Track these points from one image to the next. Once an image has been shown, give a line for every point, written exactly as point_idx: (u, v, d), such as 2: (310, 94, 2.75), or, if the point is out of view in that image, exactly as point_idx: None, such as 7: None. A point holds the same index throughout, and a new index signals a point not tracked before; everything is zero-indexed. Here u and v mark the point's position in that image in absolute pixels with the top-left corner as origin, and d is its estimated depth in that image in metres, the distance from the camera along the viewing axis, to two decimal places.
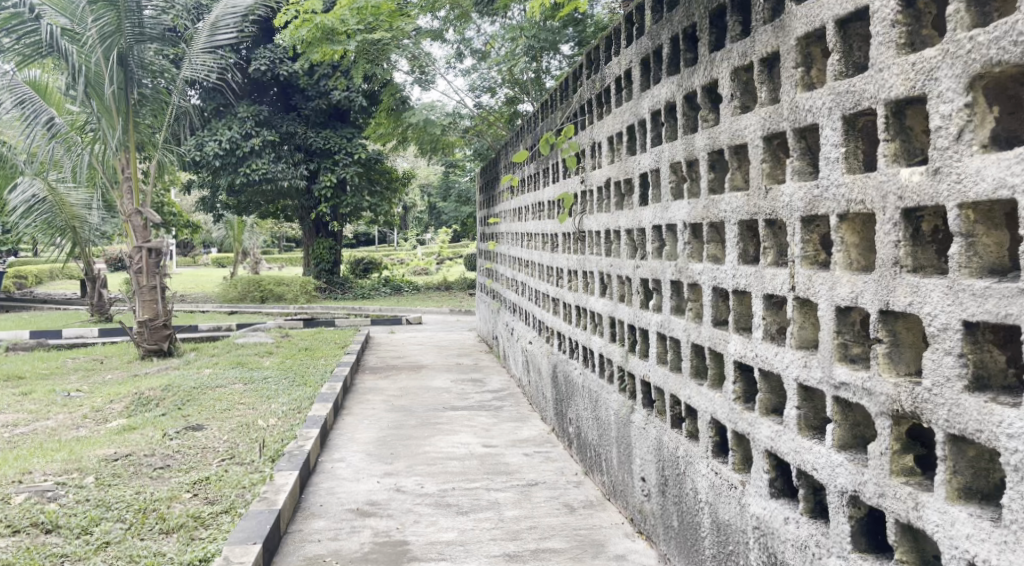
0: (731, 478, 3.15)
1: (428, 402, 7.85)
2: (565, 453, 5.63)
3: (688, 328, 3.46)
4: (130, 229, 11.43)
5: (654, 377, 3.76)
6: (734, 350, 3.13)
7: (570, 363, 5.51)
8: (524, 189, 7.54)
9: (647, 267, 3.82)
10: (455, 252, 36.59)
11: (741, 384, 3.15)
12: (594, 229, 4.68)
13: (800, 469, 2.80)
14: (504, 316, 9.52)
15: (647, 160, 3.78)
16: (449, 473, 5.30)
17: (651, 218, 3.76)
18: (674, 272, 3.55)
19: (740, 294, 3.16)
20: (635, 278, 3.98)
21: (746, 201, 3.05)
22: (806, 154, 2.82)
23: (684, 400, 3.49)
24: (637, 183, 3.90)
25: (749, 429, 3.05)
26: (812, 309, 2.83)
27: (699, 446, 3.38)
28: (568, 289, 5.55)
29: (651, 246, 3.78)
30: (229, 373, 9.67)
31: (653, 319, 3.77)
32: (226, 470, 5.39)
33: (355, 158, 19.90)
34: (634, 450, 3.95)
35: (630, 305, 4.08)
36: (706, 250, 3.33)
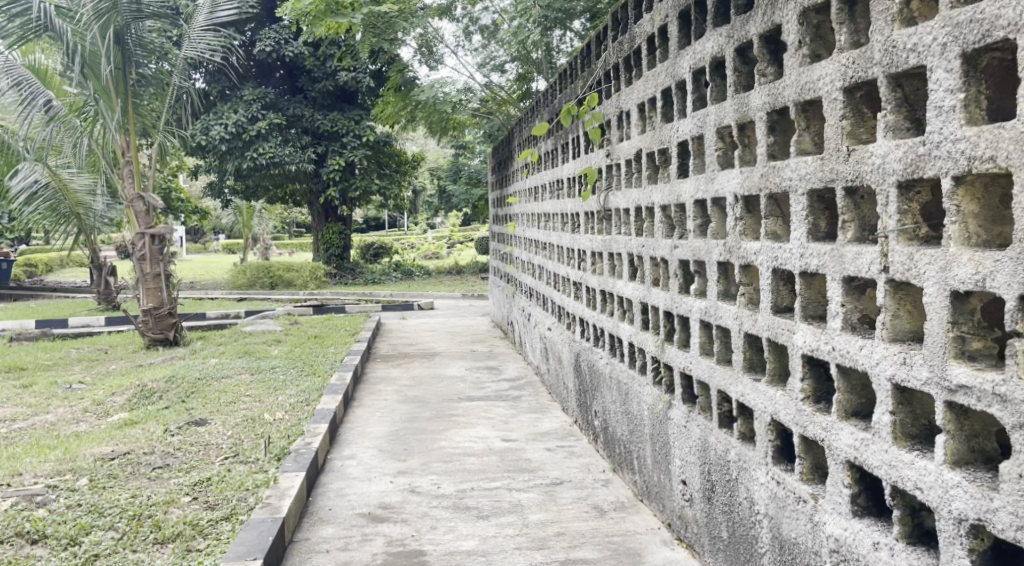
0: (799, 490, 2.82)
1: (443, 392, 7.50)
2: (590, 448, 5.28)
3: (742, 316, 3.12)
4: (132, 215, 11.09)
5: (698, 371, 3.40)
6: (803, 342, 2.80)
7: (594, 351, 5.14)
8: (541, 166, 7.16)
9: (687, 247, 3.46)
10: (467, 236, 36.17)
11: (810, 382, 2.82)
12: (622, 206, 4.30)
13: (896, 487, 2.46)
14: (519, 301, 9.15)
15: (687, 125, 3.42)
16: (468, 471, 4.94)
17: (692, 192, 3.40)
18: (723, 253, 3.20)
19: (809, 277, 2.83)
20: (672, 260, 3.61)
21: (820, 166, 2.71)
22: (902, 105, 2.49)
23: (736, 398, 3.15)
24: (675, 153, 3.53)
25: (824, 435, 2.72)
26: (908, 296, 2.50)
27: (755, 451, 3.05)
28: (591, 271, 5.17)
29: (693, 223, 3.42)
30: (237, 363, 9.32)
31: (695, 305, 3.41)
32: (229, 470, 5.04)
33: (363, 140, 19.52)
34: (672, 449, 3.60)
35: (666, 290, 3.72)
36: (764, 226, 3.00)
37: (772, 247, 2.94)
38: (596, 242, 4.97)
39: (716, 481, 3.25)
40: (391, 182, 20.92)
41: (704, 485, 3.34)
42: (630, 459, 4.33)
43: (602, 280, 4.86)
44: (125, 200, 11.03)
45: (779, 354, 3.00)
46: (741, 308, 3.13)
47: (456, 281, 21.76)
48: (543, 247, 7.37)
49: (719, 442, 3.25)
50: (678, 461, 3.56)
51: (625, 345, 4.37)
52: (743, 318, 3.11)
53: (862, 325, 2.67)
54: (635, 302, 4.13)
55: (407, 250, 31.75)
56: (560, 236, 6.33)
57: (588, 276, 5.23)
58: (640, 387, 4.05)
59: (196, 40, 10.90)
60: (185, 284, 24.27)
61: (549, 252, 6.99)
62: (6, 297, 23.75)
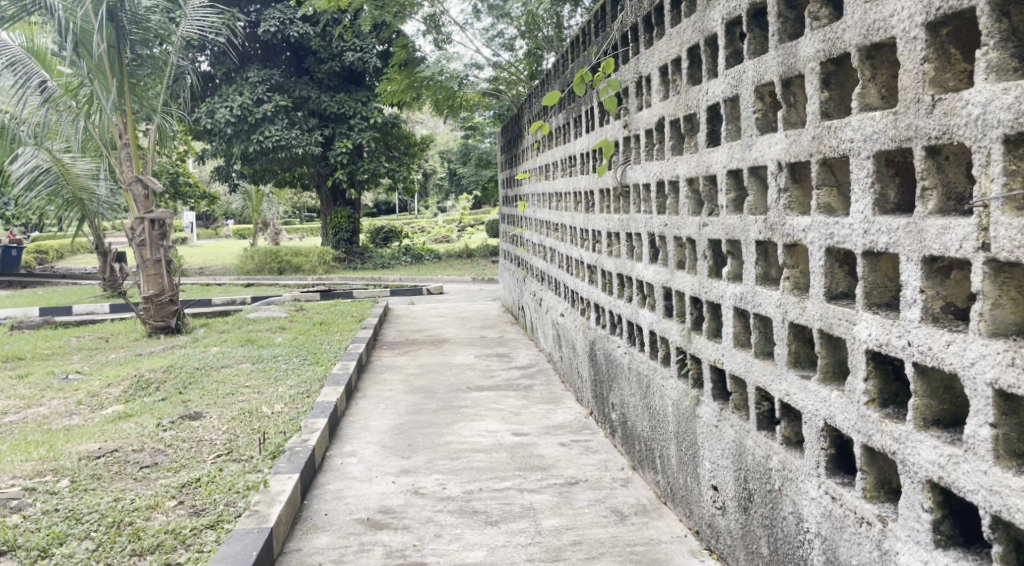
0: (861, 510, 2.48)
1: (451, 381, 7.15)
2: (606, 442, 4.92)
3: (787, 302, 2.77)
4: (131, 199, 10.77)
5: (732, 365, 3.06)
6: (867, 336, 2.45)
7: (611, 338, 4.79)
8: (552, 142, 6.78)
9: (719, 225, 3.10)
10: (479, 220, 35.79)
11: (875, 382, 2.47)
12: (641, 181, 3.94)
13: (998, 518, 2.09)
14: (530, 286, 8.79)
15: (720, 85, 3.06)
16: (476, 469, 4.59)
17: (724, 162, 3.05)
18: (764, 231, 2.86)
19: (873, 256, 2.48)
20: (700, 240, 3.25)
21: (892, 123, 2.35)
22: (1006, 42, 2.11)
23: (781, 398, 2.81)
24: (705, 118, 3.17)
25: (897, 448, 2.35)
26: (1009, 281, 2.12)
27: (803, 461, 2.71)
28: (607, 253, 4.81)
29: (725, 197, 3.06)
30: (238, 352, 8.98)
31: (728, 291, 3.06)
32: (220, 469, 4.70)
33: (371, 122, 19.15)
34: (701, 451, 3.26)
35: (692, 273, 3.36)
36: (816, 198, 2.65)
37: (827, 222, 2.59)
38: (612, 222, 4.61)
39: (755, 491, 2.92)
40: (399, 165, 20.55)
41: (740, 492, 3.00)
42: (651, 457, 3.99)
43: (619, 263, 4.50)
44: (124, 184, 10.71)
45: (832, 348, 2.65)
46: (785, 294, 2.79)
47: (467, 264, 21.39)
48: (555, 228, 7.01)
49: (760, 446, 2.91)
50: (708, 464, 3.22)
51: (645, 333, 4.02)
52: (788, 305, 2.77)
53: (944, 314, 2.30)
54: (657, 286, 3.78)
55: (417, 234, 31.38)
56: (572, 215, 5.96)
57: (604, 259, 4.86)
58: (662, 380, 3.70)
59: (194, 18, 10.64)
60: (194, 270, 23.99)
61: (561, 233, 6.63)
62: (14, 284, 23.50)
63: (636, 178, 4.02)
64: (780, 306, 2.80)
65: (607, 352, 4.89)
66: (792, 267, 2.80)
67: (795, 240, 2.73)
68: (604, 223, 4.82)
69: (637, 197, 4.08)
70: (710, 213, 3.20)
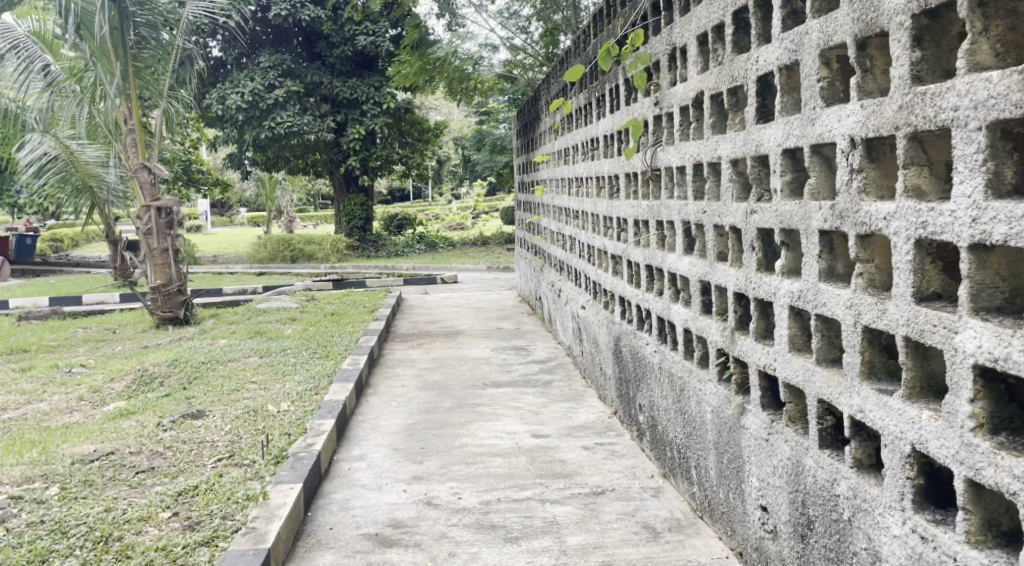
0: (963, 556, 2.14)
1: (466, 377, 6.82)
2: (634, 446, 4.59)
3: (860, 302, 2.45)
4: (136, 186, 10.47)
5: (791, 375, 2.74)
6: (975, 348, 2.11)
7: (638, 334, 4.45)
8: (572, 124, 6.43)
9: (774, 212, 2.79)
10: (493, 207, 35.42)
11: (984, 404, 2.11)
12: (674, 164, 3.60)
13: None
14: (548, 276, 8.44)
15: (774, 51, 2.75)
16: (493, 476, 4.27)
17: (780, 140, 2.75)
18: (834, 218, 2.54)
19: (981, 251, 2.13)
20: (746, 230, 2.94)
21: (1016, 85, 2.01)
22: None
23: (856, 416, 2.48)
24: (755, 90, 2.86)
25: (1016, 488, 2.01)
26: None
27: (884, 491, 2.38)
28: (633, 242, 4.46)
29: (781, 179, 2.75)
30: (246, 344, 8.67)
31: (783, 287, 2.76)
32: (220, 476, 4.40)
33: (384, 108, 18.78)
34: (749, 468, 2.94)
35: (736, 267, 3.04)
36: (904, 181, 2.32)
37: (919, 210, 2.26)
38: (640, 209, 4.26)
39: (816, 518, 2.60)
40: (413, 151, 20.17)
41: (796, 517, 2.69)
42: (684, 466, 3.67)
43: (648, 253, 4.16)
44: (129, 170, 10.39)
45: (920, 359, 2.31)
46: (858, 293, 2.47)
47: (482, 252, 21.06)
48: (575, 215, 6.67)
49: (823, 467, 2.59)
50: (757, 481, 2.90)
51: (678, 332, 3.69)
52: (863, 306, 2.44)
53: None
54: (693, 280, 3.45)
55: (431, 221, 31.03)
56: (595, 201, 5.60)
57: (630, 249, 4.52)
58: (699, 383, 3.38)
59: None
60: (206, 258, 23.73)
61: (582, 220, 6.28)
62: (25, 273, 23.28)
63: (668, 161, 3.69)
64: (853, 307, 2.48)
65: (633, 348, 4.56)
66: (867, 263, 2.49)
67: (875, 231, 2.40)
68: (631, 208, 4.47)
69: (670, 180, 3.73)
70: (760, 199, 2.89)
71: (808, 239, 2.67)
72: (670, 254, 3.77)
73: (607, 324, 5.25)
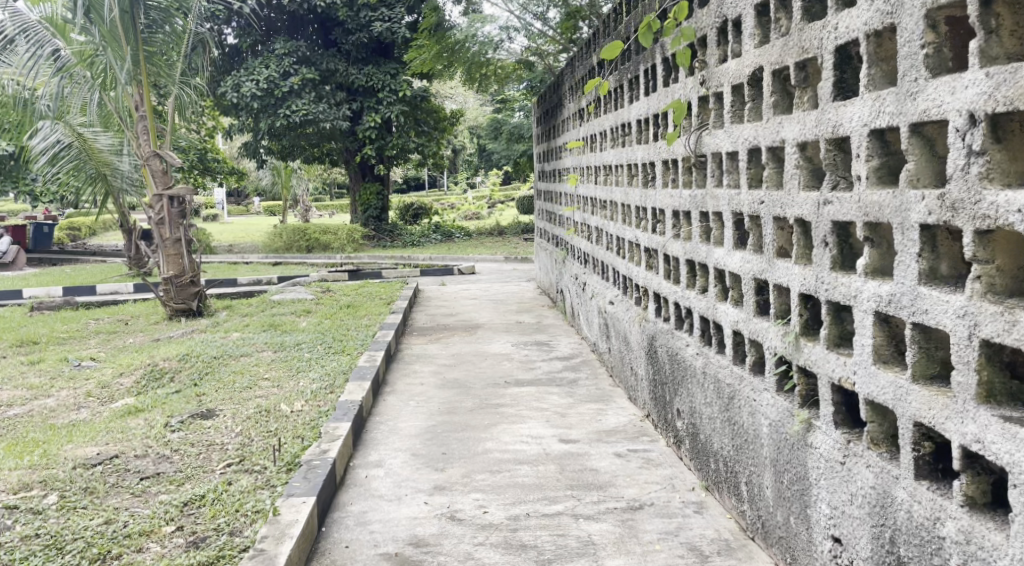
0: None
1: (487, 375, 6.51)
2: (671, 454, 4.29)
3: (975, 308, 2.15)
4: (148, 175, 10.18)
5: (881, 394, 2.45)
6: None
7: (675, 333, 4.15)
8: (599, 110, 6.11)
9: (858, 202, 2.51)
10: (508, 196, 35.11)
11: None
12: (724, 149, 3.28)
13: None
14: (571, 269, 8.13)
15: (861, 16, 2.47)
16: (520, 486, 3.96)
17: (864, 122, 2.48)
18: (945, 210, 2.23)
19: None
20: (817, 226, 2.69)
21: None
22: None
23: (970, 445, 2.15)
24: (832, 62, 2.60)
25: None
26: None
27: (1006, 537, 2.05)
28: (670, 235, 4.15)
29: (867, 164, 2.49)
30: (260, 338, 8.37)
31: (867, 289, 2.49)
32: (230, 484, 4.09)
33: (400, 95, 18.42)
34: (824, 495, 2.64)
35: (804, 267, 2.77)
36: None
37: None
38: (680, 199, 3.94)
39: (908, 558, 2.31)
40: (429, 139, 19.84)
41: (881, 555, 2.40)
42: (730, 481, 3.38)
43: (688, 247, 3.86)
44: (141, 158, 10.11)
45: None
46: (974, 300, 2.16)
47: (499, 242, 20.73)
48: (601, 206, 6.36)
49: (920, 502, 2.29)
50: (832, 511, 2.61)
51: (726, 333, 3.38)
52: (982, 315, 2.13)
53: None
54: (745, 278, 3.15)
55: (447, 211, 30.71)
56: (625, 190, 5.28)
57: (668, 242, 4.20)
58: (752, 393, 3.08)
59: None
60: (221, 248, 23.46)
61: (610, 211, 5.96)
62: (40, 262, 23.07)
63: (715, 146, 3.39)
64: (966, 315, 2.17)
65: (669, 348, 4.25)
66: (986, 264, 2.17)
67: (999, 226, 2.09)
68: (668, 198, 4.15)
69: (716, 167, 3.42)
70: (834, 187, 2.63)
71: (904, 236, 2.37)
72: (715, 249, 3.46)
73: (639, 321, 4.93)
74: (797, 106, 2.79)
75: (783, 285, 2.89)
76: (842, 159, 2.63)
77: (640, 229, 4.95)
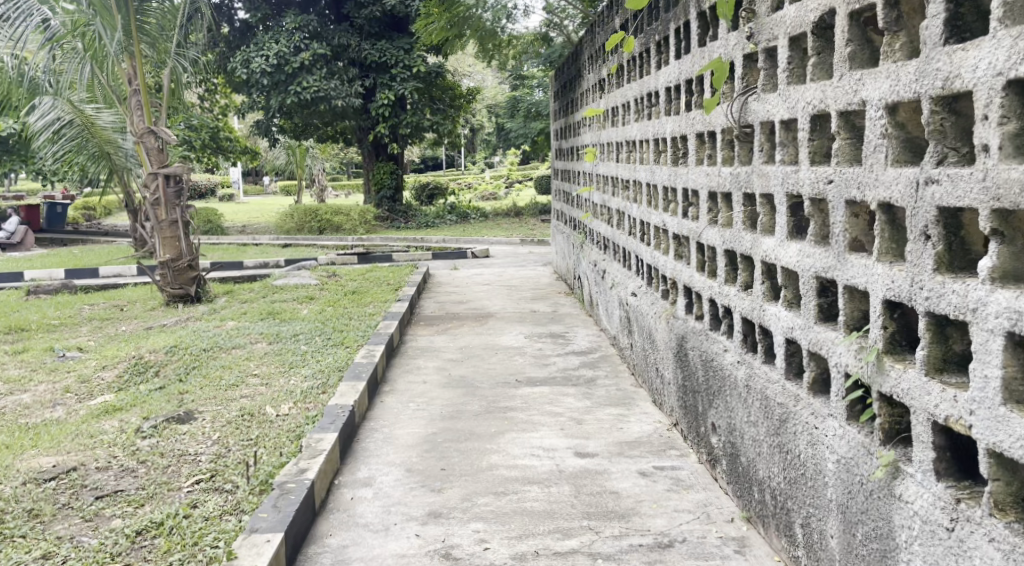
0: None
1: (497, 372, 5.94)
2: (703, 474, 3.73)
3: None
4: (143, 153, 9.63)
5: (1008, 443, 1.88)
6: None
7: (711, 334, 3.59)
8: (622, 79, 5.53)
9: (983, 182, 1.95)
10: (526, 176, 34.46)
11: None
12: (779, 115, 2.71)
13: None
14: (589, 254, 7.56)
15: None
16: (529, 514, 3.41)
17: (993, 70, 1.92)
18: None
19: None
20: (916, 216, 2.13)
21: None
22: None
23: None
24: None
25: None
26: None
27: None
28: (704, 219, 3.58)
29: (997, 127, 1.92)
30: (257, 328, 7.82)
31: (993, 303, 1.92)
32: (194, 507, 3.55)
33: (414, 71, 17.76)
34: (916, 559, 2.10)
35: (894, 270, 2.21)
36: None
37: None
38: (719, 180, 3.36)
39: None
40: (445, 118, 19.19)
41: None
42: (779, 518, 2.83)
43: (727, 235, 3.29)
44: (135, 135, 9.57)
45: None
46: None
47: (515, 224, 20.12)
48: (623, 185, 5.80)
49: None
50: None
51: (776, 344, 2.82)
52: None
53: None
54: (805, 276, 2.58)
55: (463, 192, 30.08)
56: (651, 167, 4.70)
57: (702, 228, 3.64)
58: (814, 419, 2.52)
59: None
60: (234, 229, 22.93)
61: (632, 191, 5.39)
62: (50, 242, 22.64)
63: (765, 113, 2.83)
64: None
65: (702, 350, 3.69)
66: None
67: None
68: (703, 176, 3.58)
69: (767, 138, 2.86)
70: (941, 161, 2.08)
71: None
72: (765, 237, 2.90)
73: (666, 316, 4.37)
74: (885, 57, 2.23)
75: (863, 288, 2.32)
76: (953, 124, 2.07)
77: (668, 212, 4.39)
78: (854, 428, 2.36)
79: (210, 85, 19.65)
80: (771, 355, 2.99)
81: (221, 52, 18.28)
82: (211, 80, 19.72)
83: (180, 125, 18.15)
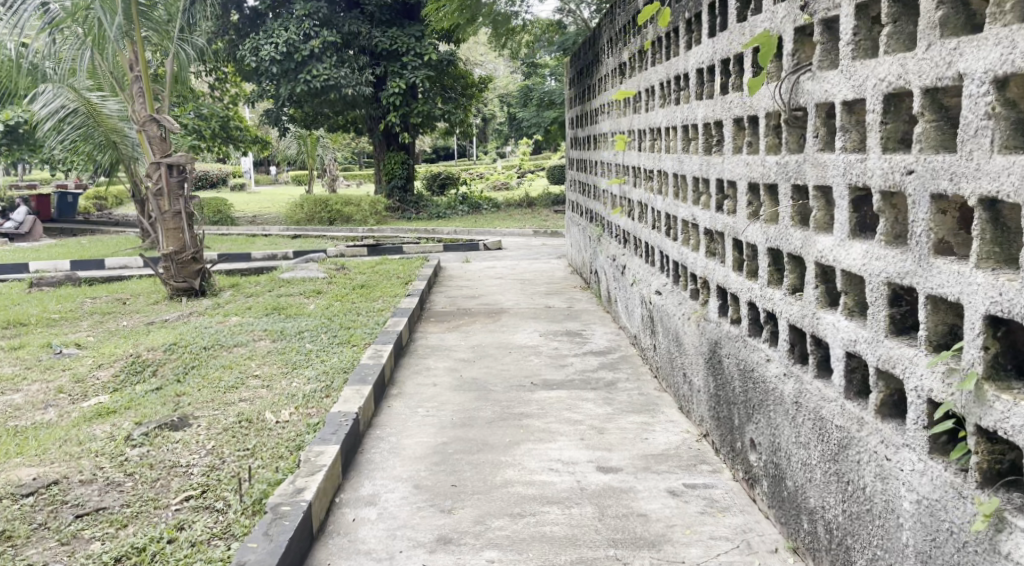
0: None
1: (511, 374, 5.61)
2: (740, 493, 3.40)
3: None
4: (145, 142, 9.33)
5: None
6: None
7: (749, 340, 3.26)
8: (646, 62, 5.20)
9: None
10: (538, 166, 34.05)
11: None
12: (847, 96, 2.44)
13: None
14: (607, 248, 7.24)
15: None
16: (549, 541, 3.08)
17: None
18: None
19: None
20: None
21: None
22: None
23: None
24: None
25: None
26: None
27: None
28: (743, 213, 3.26)
29: None
30: (261, 324, 7.49)
31: None
32: (180, 530, 3.23)
33: (425, 59, 17.40)
34: None
35: (998, 280, 1.96)
36: None
37: None
38: (761, 170, 3.04)
39: None
40: (456, 107, 18.83)
41: None
42: (834, 555, 2.50)
43: (772, 232, 2.98)
44: (137, 124, 9.27)
45: None
46: None
47: (527, 214, 19.76)
48: (646, 176, 5.46)
49: None
50: None
51: (834, 358, 2.52)
52: None
53: None
54: (874, 282, 2.33)
55: (475, 182, 29.69)
56: (678, 156, 4.37)
57: (740, 222, 3.32)
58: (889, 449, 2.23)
59: None
60: (244, 219, 22.61)
61: (656, 182, 5.05)
62: (59, 232, 22.34)
63: (824, 94, 2.53)
64: None
65: (739, 359, 3.35)
66: None
67: None
68: (742, 166, 3.26)
69: (824, 122, 2.57)
70: None
71: None
72: (820, 235, 2.59)
73: (695, 319, 4.04)
74: (993, 21, 1.96)
75: (953, 298, 2.07)
76: None
77: (698, 205, 4.06)
78: (940, 464, 2.10)
79: (219, 73, 19.31)
80: (825, 368, 2.66)
81: (230, 39, 17.95)
82: (220, 68, 19.38)
83: (190, 114, 17.80)
